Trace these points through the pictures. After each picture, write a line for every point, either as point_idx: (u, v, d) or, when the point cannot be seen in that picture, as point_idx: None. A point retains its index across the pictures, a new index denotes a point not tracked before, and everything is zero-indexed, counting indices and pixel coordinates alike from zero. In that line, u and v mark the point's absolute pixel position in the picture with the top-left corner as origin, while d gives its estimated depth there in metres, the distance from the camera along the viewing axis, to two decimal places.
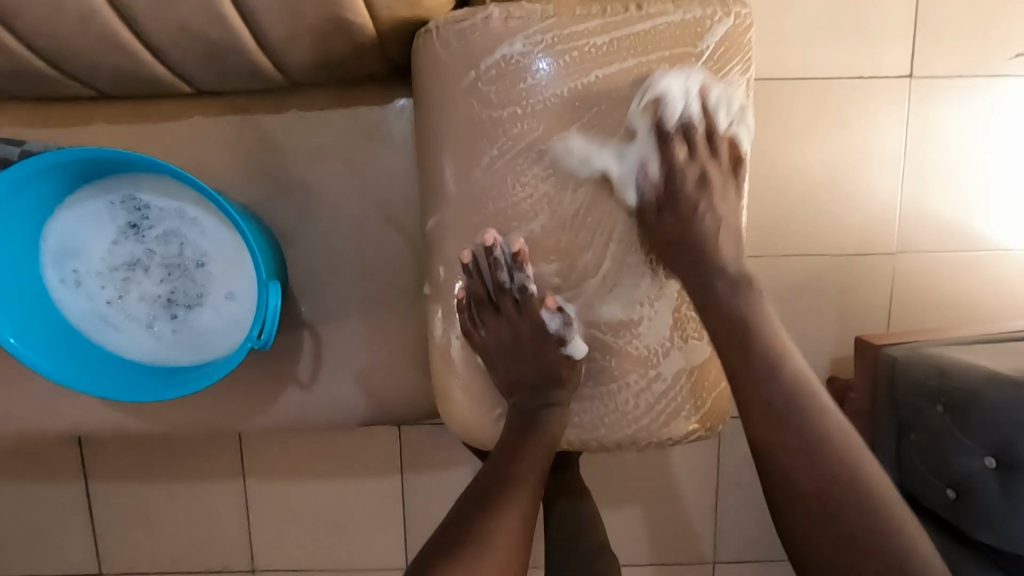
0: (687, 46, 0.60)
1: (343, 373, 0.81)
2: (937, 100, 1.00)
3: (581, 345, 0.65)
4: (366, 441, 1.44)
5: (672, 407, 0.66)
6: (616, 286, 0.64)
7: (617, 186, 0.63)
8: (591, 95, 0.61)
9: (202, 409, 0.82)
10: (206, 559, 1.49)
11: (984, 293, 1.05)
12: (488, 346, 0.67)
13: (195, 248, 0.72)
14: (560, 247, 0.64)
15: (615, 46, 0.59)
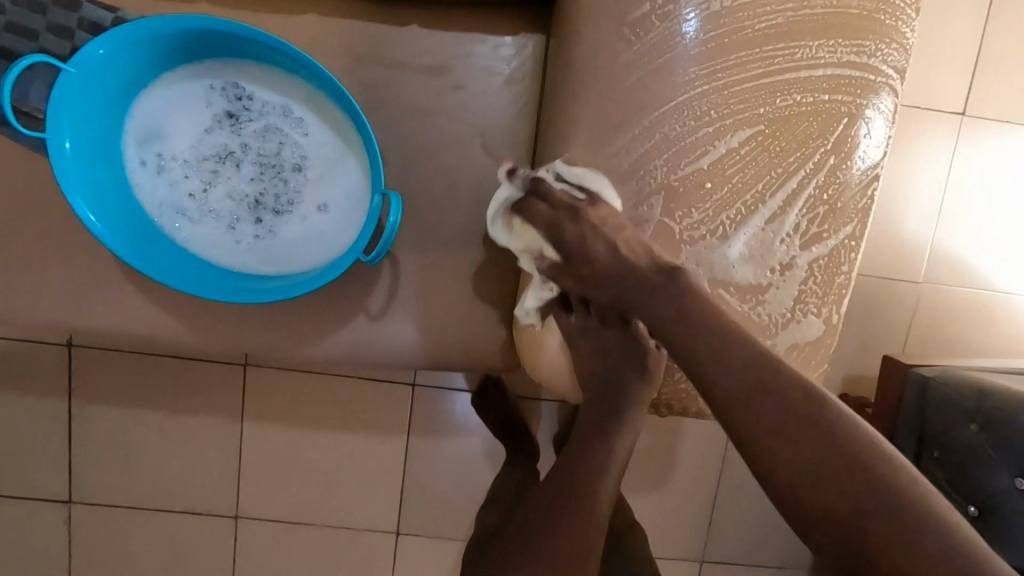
0: (840, 14, 0.59)
1: (416, 309, 0.77)
2: (980, 140, 1.10)
3: (658, 343, 0.67)
4: (378, 398, 1.40)
5: None
6: (754, 250, 0.64)
7: (766, 153, 0.62)
8: (739, 54, 0.59)
9: (260, 327, 0.77)
10: (187, 500, 1.41)
11: (994, 328, 1.15)
12: (574, 330, 0.69)
13: (295, 149, 0.68)
14: (707, 204, 0.63)
15: (770, 7, 0.58)
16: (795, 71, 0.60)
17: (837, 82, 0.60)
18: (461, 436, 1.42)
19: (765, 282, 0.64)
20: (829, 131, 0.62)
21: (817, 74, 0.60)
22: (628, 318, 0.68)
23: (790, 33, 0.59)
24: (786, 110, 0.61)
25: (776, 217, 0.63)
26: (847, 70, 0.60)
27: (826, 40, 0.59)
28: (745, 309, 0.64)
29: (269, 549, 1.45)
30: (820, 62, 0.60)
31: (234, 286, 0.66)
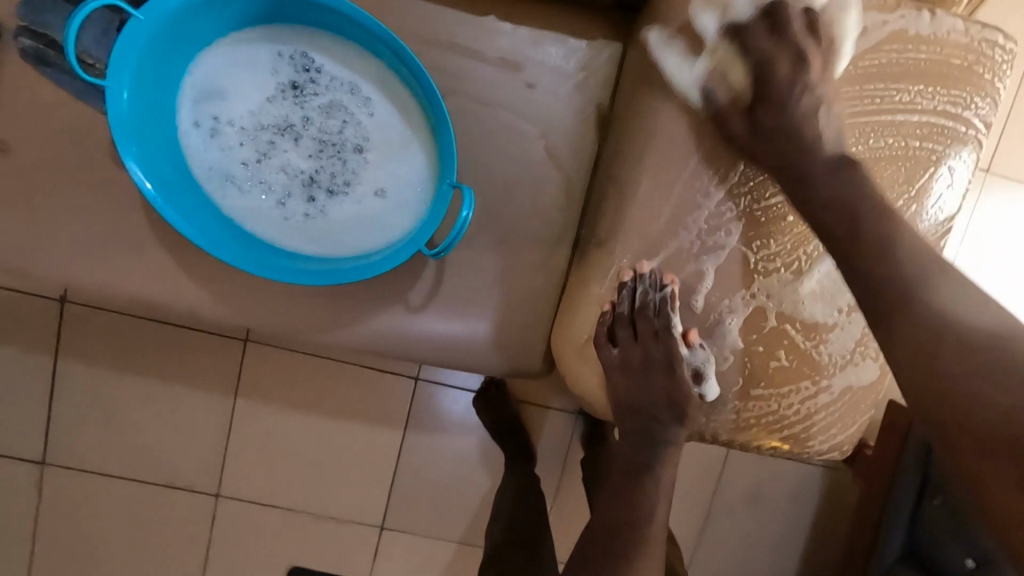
0: (935, 61, 0.60)
1: (458, 307, 0.75)
2: (1003, 198, 1.13)
3: (715, 388, 0.65)
4: (378, 389, 1.37)
5: (827, 418, 0.67)
6: (823, 289, 0.64)
7: None
8: (837, 90, 0.60)
9: (293, 307, 0.74)
10: (168, 474, 1.36)
11: None
12: (614, 364, 0.66)
13: (358, 129, 0.65)
14: (784, 237, 0.63)
15: (870, 46, 0.59)
16: (887, 112, 0.60)
17: (930, 130, 0.61)
18: (460, 436, 1.39)
19: (830, 321, 0.65)
20: (915, 177, 0.62)
21: (912, 119, 0.60)
22: (670, 364, 0.65)
23: (887, 74, 0.59)
24: (877, 152, 0.61)
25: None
26: (941, 118, 0.61)
27: (922, 86, 0.60)
28: (809, 346, 0.64)
29: (248, 531, 1.40)
30: (915, 109, 0.60)
31: (282, 264, 0.63)
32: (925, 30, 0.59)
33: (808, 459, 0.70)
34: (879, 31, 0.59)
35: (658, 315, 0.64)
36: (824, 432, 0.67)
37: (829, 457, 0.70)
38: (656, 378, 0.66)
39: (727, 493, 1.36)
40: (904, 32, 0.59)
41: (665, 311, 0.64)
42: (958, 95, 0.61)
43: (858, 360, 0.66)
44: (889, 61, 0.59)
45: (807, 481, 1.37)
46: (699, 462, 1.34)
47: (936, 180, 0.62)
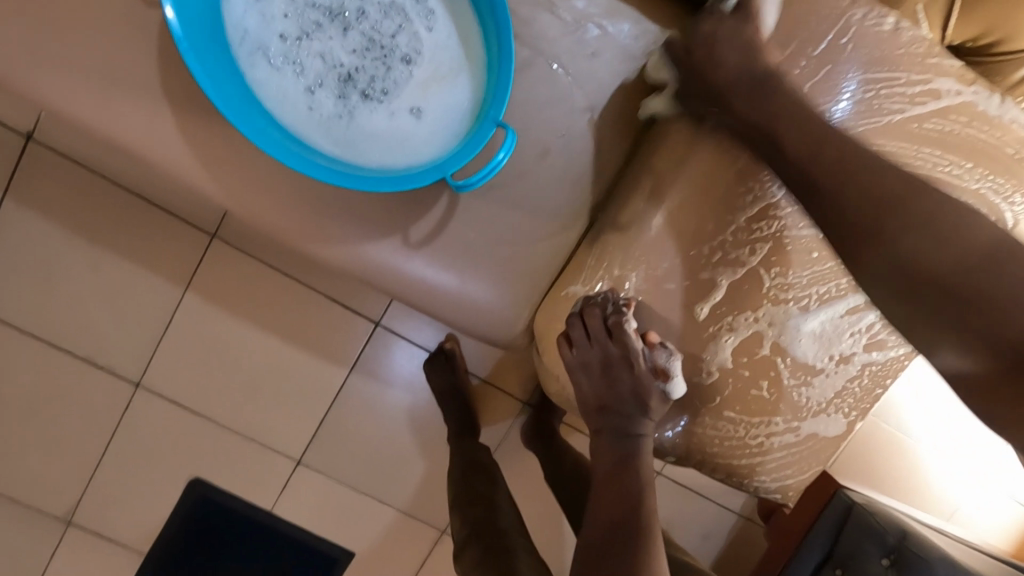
0: (994, 145, 0.61)
1: (453, 255, 0.73)
2: None
3: (681, 385, 0.63)
4: (336, 324, 1.32)
5: (785, 459, 0.69)
6: (823, 335, 0.66)
7: None
8: (897, 144, 0.60)
9: (290, 205, 0.70)
10: (90, 349, 1.28)
11: (907, 479, 1.33)
12: (575, 364, 0.64)
13: (412, 39, 0.61)
14: (803, 276, 0.64)
15: (938, 111, 0.60)
16: (935, 181, 0.61)
17: (968, 211, 0.63)
18: (403, 393, 1.36)
19: (818, 364, 0.66)
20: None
21: (955, 194, 0.62)
22: (628, 360, 0.63)
23: (948, 144, 0.61)
24: None
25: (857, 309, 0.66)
26: (978, 203, 0.63)
27: (973, 167, 0.62)
28: (792, 383, 0.66)
29: (158, 430, 1.34)
30: (959, 186, 0.62)
31: (298, 153, 0.59)
32: (995, 114, 0.61)
33: (754, 495, 0.72)
34: (951, 99, 0.60)
35: (612, 317, 0.61)
36: (777, 471, 0.69)
37: (773, 498, 0.72)
38: (620, 374, 0.64)
39: None
40: (974, 110, 0.60)
41: (617, 316, 0.61)
42: (1003, 189, 0.62)
43: (826, 411, 0.68)
44: (955, 130, 0.60)
45: (721, 525, 1.41)
46: None
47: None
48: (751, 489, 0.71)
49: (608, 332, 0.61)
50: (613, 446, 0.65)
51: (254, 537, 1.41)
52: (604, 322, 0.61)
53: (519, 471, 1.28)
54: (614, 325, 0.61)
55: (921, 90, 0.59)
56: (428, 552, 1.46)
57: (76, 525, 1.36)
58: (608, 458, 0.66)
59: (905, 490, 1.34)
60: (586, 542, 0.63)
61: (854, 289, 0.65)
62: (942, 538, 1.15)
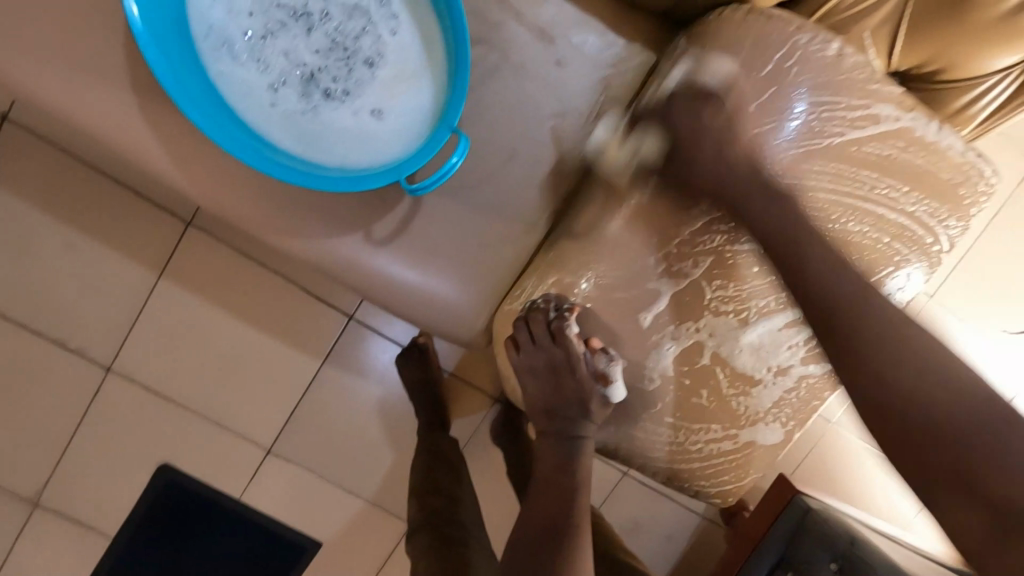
0: (930, 168, 0.65)
1: (413, 255, 0.74)
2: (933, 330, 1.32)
3: (621, 391, 0.66)
4: (310, 315, 1.33)
5: (722, 464, 0.72)
6: (763, 349, 0.68)
7: None
8: (836, 164, 0.63)
9: (253, 199, 0.71)
10: (62, 333, 1.28)
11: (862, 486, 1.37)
12: (522, 367, 0.68)
13: (375, 42, 0.63)
14: (745, 291, 0.66)
15: (876, 136, 0.63)
16: (871, 202, 0.65)
17: (902, 231, 0.67)
18: (376, 386, 1.38)
19: (756, 374, 0.69)
20: (873, 270, 0.68)
21: (889, 215, 0.66)
22: (570, 364, 0.66)
23: (884, 166, 0.64)
24: (850, 234, 0.66)
25: (796, 322, 0.68)
26: (912, 224, 0.67)
27: (907, 189, 0.65)
28: (729, 393, 0.69)
29: (130, 414, 1.35)
30: (894, 207, 0.66)
31: (260, 152, 0.61)
32: (933, 140, 0.63)
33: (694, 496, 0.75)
34: (889, 123, 0.62)
35: (554, 321, 0.64)
36: (715, 475, 0.73)
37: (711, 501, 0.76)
38: (564, 376, 0.67)
39: (609, 513, 1.43)
40: (912, 136, 0.63)
41: (560, 322, 0.64)
42: (937, 210, 0.67)
43: (762, 421, 0.71)
44: (892, 154, 0.63)
45: (683, 525, 1.45)
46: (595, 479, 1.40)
47: (888, 282, 0.69)
48: (691, 490, 0.74)
49: (550, 336, 0.65)
50: (556, 450, 0.68)
51: (222, 523, 1.42)
52: (547, 327, 0.64)
53: (487, 467, 1.30)
54: (555, 329, 0.65)
55: (861, 114, 0.62)
56: (396, 544, 1.48)
57: (43, 506, 1.37)
58: (554, 460, 0.68)
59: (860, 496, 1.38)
60: (521, 538, 0.65)
61: (792, 304, 0.68)
62: (893, 547, 1.16)
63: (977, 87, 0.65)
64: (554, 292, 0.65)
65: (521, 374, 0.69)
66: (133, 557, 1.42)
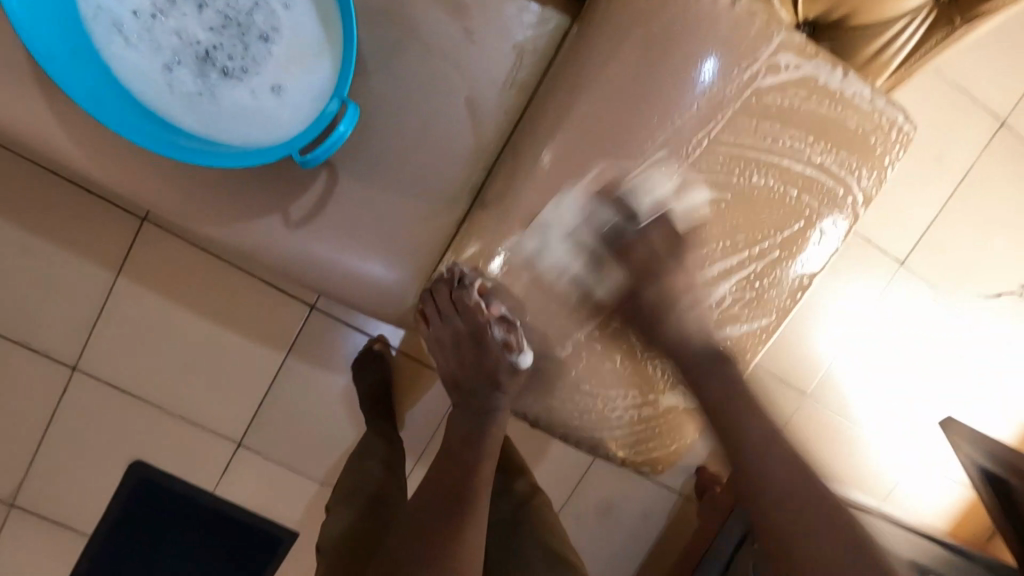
0: (832, 123, 0.67)
1: (332, 235, 0.73)
2: (897, 289, 1.43)
3: (529, 357, 0.69)
4: (271, 308, 1.32)
5: (642, 432, 0.76)
6: (676, 312, 0.71)
7: (731, 229, 0.69)
8: (735, 120, 0.65)
9: (163, 183, 0.70)
10: (25, 334, 1.29)
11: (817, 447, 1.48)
12: (435, 340, 0.72)
13: (269, 16, 0.61)
14: (656, 252, 0.68)
15: (776, 92, 0.65)
16: (773, 158, 0.67)
17: (811, 186, 0.69)
18: (343, 375, 1.38)
19: (670, 338, 0.72)
20: (784, 226, 0.70)
21: (795, 170, 0.68)
22: (478, 334, 0.70)
23: (782, 123, 0.66)
24: (756, 192, 0.68)
25: (708, 282, 0.71)
26: (822, 177, 0.69)
27: (811, 144, 0.68)
28: (644, 356, 0.73)
29: (98, 413, 1.35)
30: (798, 162, 0.68)
31: (161, 138, 0.60)
32: (831, 95, 0.66)
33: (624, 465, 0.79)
34: (791, 74, 0.65)
35: (458, 291, 0.66)
36: (638, 443, 0.76)
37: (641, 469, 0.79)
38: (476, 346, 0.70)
39: (582, 492, 1.43)
40: (810, 93, 0.66)
41: (464, 293, 0.66)
42: (848, 162, 0.69)
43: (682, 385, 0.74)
44: (795, 107, 0.66)
45: (659, 504, 1.46)
46: (567, 462, 1.41)
47: (799, 237, 0.71)
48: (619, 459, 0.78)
49: (453, 307, 0.67)
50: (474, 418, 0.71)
51: (198, 518, 1.43)
52: (450, 297, 0.66)
53: None
54: (455, 299, 0.66)
55: (762, 69, 0.64)
56: None
57: (18, 508, 1.38)
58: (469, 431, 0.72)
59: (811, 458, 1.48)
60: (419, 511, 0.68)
61: (701, 265, 0.70)
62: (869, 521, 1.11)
63: (886, 33, 0.71)
64: (459, 262, 0.67)
65: (438, 345, 0.72)
66: (109, 555, 1.43)
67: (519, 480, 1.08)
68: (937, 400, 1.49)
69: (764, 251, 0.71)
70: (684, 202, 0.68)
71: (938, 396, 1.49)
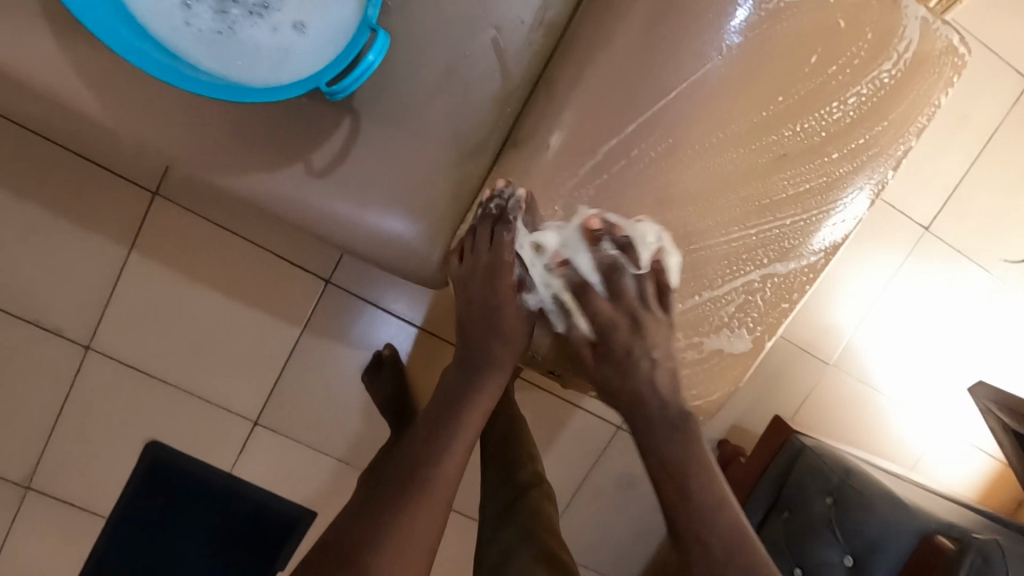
0: (887, 49, 0.63)
1: (356, 186, 0.71)
2: (924, 255, 1.40)
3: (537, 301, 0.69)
4: (286, 283, 1.30)
5: (686, 375, 0.72)
6: (722, 255, 0.68)
7: (781, 169, 0.66)
8: (782, 49, 0.61)
9: (183, 134, 0.67)
10: (37, 313, 1.27)
11: (840, 417, 1.46)
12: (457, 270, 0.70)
13: None
14: (699, 193, 0.65)
15: (825, 16, 0.61)
16: (823, 90, 0.63)
17: (863, 120, 0.65)
18: (359, 352, 1.36)
19: (715, 279, 0.69)
20: (839, 163, 0.67)
21: (847, 102, 0.64)
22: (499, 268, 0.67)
23: (834, 52, 0.62)
24: (806, 127, 0.64)
25: (756, 224, 0.68)
26: (875, 110, 0.65)
27: (864, 74, 0.64)
28: (688, 300, 0.69)
29: (113, 393, 1.33)
30: (850, 94, 0.64)
31: (168, 70, 0.58)
32: (886, 17, 0.62)
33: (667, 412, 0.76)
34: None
35: (500, 221, 0.66)
36: (683, 389, 0.73)
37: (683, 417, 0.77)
38: (501, 281, 0.68)
39: (601, 467, 1.41)
40: (860, 17, 0.62)
41: (505, 223, 0.65)
42: (903, 99, 0.66)
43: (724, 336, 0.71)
44: (845, 34, 0.62)
45: None
46: (586, 435, 1.39)
47: (848, 178, 0.68)
48: None
49: (492, 237, 0.66)
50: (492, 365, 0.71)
51: (215, 499, 1.42)
52: (491, 226, 0.66)
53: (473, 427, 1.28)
54: (498, 226, 0.66)
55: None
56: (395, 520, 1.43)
57: (34, 489, 1.36)
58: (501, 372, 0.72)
59: (837, 427, 1.46)
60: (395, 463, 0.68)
61: (747, 205, 0.67)
62: (914, 490, 1.06)
63: None
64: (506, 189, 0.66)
65: (462, 283, 0.69)
66: (126, 537, 1.41)
67: (522, 469, 1.12)
68: (963, 369, 1.47)
69: (810, 191, 0.67)
70: (730, 131, 0.63)
71: (963, 367, 1.47)
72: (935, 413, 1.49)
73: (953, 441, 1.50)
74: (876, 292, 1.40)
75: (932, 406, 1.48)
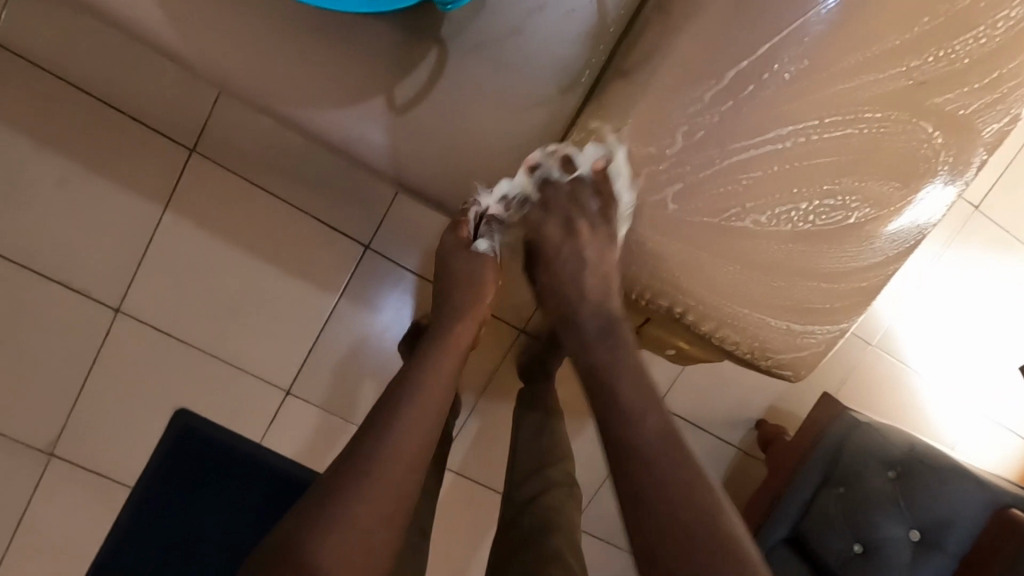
0: None
1: (437, 121, 0.67)
2: (973, 234, 1.38)
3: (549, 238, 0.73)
4: (324, 248, 1.26)
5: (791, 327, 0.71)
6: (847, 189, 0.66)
7: (912, 101, 0.64)
8: None
9: (261, 63, 0.64)
10: (64, 272, 1.22)
11: (882, 398, 1.43)
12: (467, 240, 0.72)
13: None
14: (834, 119, 0.63)
15: None
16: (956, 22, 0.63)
17: (994, 57, 0.65)
18: (395, 323, 1.32)
19: (839, 214, 0.66)
20: (967, 101, 0.66)
21: (983, 35, 0.64)
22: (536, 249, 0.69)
23: None
24: (944, 56, 0.63)
25: (884, 155, 0.65)
26: (1006, 49, 0.65)
27: (1001, 7, 0.64)
28: (810, 237, 0.66)
29: (141, 358, 1.29)
30: (987, 28, 0.64)
31: None
32: None
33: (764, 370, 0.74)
34: None
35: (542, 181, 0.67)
36: (785, 342, 0.72)
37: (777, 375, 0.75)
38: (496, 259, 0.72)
39: None
40: None
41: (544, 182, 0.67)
42: None
43: (842, 283, 0.69)
44: None
45: (718, 458, 1.41)
46: None
47: (973, 118, 0.67)
48: (763, 361, 0.73)
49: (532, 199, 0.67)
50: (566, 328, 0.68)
51: (242, 471, 1.38)
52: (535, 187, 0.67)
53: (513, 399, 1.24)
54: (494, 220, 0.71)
55: None
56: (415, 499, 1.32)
57: (57, 457, 1.32)
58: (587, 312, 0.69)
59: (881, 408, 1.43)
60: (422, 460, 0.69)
61: (879, 137, 0.65)
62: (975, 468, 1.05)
63: None
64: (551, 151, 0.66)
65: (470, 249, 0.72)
66: (150, 508, 1.37)
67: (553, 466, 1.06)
68: (1005, 351, 1.45)
69: (938, 128, 0.66)
70: (871, 53, 0.62)
71: (1006, 349, 1.45)
72: (976, 396, 1.46)
73: (990, 427, 1.48)
74: (924, 270, 1.38)
75: (974, 388, 1.46)
